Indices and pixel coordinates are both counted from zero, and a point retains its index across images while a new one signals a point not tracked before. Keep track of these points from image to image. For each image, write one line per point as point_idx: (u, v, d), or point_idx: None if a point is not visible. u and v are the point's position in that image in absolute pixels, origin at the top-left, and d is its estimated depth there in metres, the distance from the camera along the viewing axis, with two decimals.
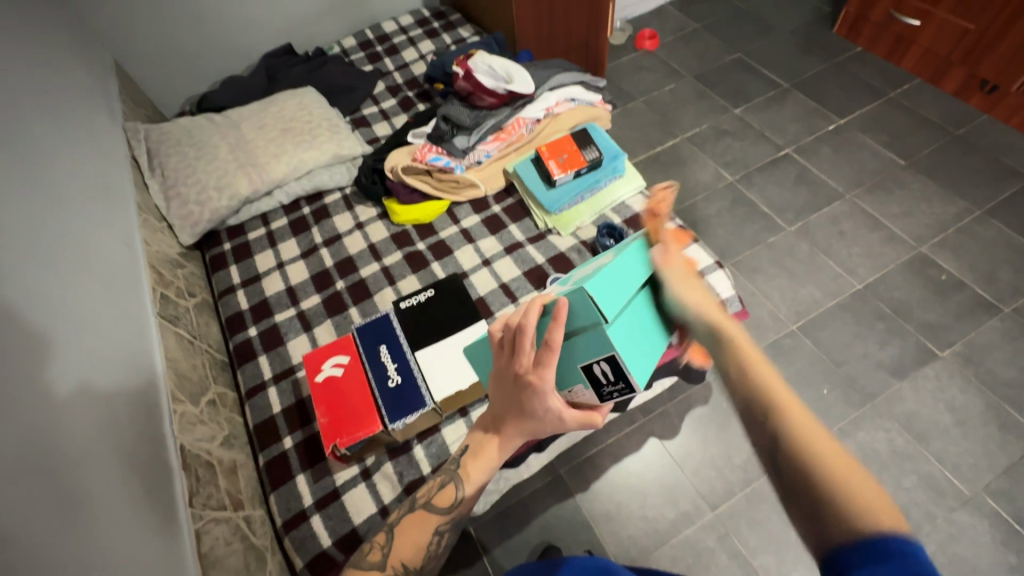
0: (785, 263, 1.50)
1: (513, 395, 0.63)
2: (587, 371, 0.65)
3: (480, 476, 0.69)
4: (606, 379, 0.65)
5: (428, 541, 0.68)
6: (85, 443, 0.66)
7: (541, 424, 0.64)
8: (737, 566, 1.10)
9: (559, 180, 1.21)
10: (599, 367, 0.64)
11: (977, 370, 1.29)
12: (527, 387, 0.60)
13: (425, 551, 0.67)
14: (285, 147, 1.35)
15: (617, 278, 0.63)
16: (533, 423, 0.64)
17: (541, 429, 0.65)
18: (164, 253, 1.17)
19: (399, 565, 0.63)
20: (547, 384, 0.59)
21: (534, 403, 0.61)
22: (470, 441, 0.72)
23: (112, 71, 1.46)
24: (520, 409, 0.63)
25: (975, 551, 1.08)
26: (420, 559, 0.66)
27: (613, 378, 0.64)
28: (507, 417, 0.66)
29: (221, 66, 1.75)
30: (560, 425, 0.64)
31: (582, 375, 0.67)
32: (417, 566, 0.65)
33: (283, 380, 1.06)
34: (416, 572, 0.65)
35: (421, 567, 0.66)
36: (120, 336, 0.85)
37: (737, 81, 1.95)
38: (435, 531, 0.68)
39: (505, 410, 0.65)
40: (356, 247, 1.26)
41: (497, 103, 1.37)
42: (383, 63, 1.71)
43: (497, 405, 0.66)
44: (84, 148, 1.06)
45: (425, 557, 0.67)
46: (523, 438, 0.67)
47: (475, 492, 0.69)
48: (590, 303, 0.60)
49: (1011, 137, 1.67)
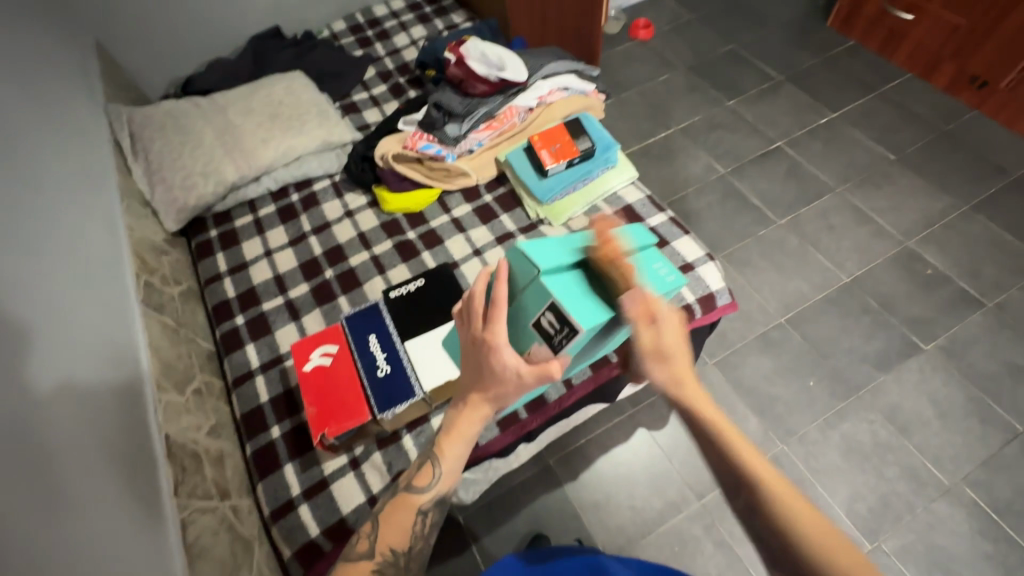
0: (775, 256, 1.51)
1: (474, 359, 0.67)
2: (539, 327, 0.72)
3: (457, 451, 0.68)
4: (553, 328, 0.70)
5: (413, 521, 0.67)
6: (66, 439, 0.65)
7: (502, 385, 0.65)
8: (723, 554, 1.12)
9: (551, 170, 1.20)
10: (546, 319, 0.71)
11: (959, 363, 1.32)
12: (482, 347, 0.65)
13: (412, 533, 0.67)
14: (274, 133, 1.32)
15: (544, 250, 0.75)
16: (494, 385, 0.65)
17: (503, 392, 0.65)
18: (149, 239, 1.14)
19: (387, 552, 0.64)
20: (498, 338, 0.64)
21: (487, 361, 0.64)
22: (442, 419, 0.71)
23: (94, 50, 1.42)
24: (481, 372, 0.66)
25: (953, 540, 1.11)
26: (406, 541, 0.66)
27: (558, 327, 0.69)
28: (472, 384, 0.67)
29: (206, 47, 1.70)
30: (520, 385, 0.64)
31: (536, 333, 0.73)
32: (406, 548, 0.66)
33: (270, 369, 1.05)
34: (405, 555, 0.65)
35: (409, 550, 0.66)
36: (102, 325, 0.83)
37: (731, 74, 1.94)
38: (419, 511, 0.68)
39: (469, 377, 0.68)
40: (345, 235, 1.25)
41: (489, 91, 1.33)
42: (374, 48, 1.68)
43: (464, 374, 0.69)
44: (63, 131, 1.03)
45: (413, 538, 0.67)
46: (490, 405, 0.67)
47: (454, 467, 0.68)
48: (524, 257, 0.73)
49: (998, 134, 1.69)
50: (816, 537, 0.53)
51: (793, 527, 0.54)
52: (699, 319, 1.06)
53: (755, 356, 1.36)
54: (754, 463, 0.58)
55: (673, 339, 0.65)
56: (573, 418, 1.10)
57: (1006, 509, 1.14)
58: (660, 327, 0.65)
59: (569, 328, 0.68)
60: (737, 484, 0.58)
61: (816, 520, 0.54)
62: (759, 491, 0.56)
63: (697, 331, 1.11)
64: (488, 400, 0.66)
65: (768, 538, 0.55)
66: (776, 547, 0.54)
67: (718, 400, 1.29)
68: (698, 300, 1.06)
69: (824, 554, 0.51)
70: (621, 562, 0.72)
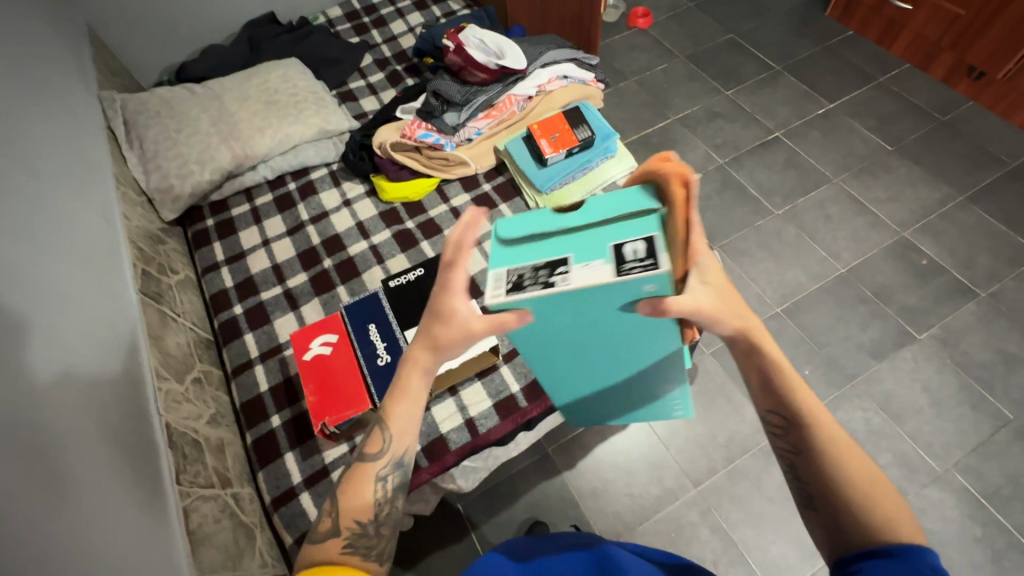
0: (772, 246, 1.52)
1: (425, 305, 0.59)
2: (615, 246, 0.53)
3: (402, 411, 0.58)
4: (631, 257, 0.52)
5: (373, 489, 0.59)
6: (66, 429, 0.64)
7: (449, 330, 0.56)
8: (718, 540, 1.13)
9: (550, 159, 1.20)
10: (630, 246, 0.52)
11: (953, 352, 1.33)
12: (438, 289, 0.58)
13: (376, 501, 0.59)
14: (270, 121, 1.31)
15: None
16: (439, 330, 0.57)
17: (448, 341, 0.56)
18: (145, 228, 1.13)
19: (352, 524, 0.56)
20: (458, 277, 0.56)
21: (441, 300, 0.56)
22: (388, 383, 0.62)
23: (87, 36, 1.39)
24: (427, 318, 0.58)
25: (944, 524, 1.13)
26: (370, 510, 0.58)
27: (645, 258, 0.51)
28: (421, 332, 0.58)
29: (200, 33, 1.68)
30: (466, 335, 0.56)
31: (604, 253, 0.53)
32: (372, 517, 0.57)
33: (270, 358, 1.05)
34: (371, 524, 0.57)
35: (377, 517, 0.58)
36: (101, 314, 0.82)
37: (730, 62, 1.93)
38: (377, 478, 0.59)
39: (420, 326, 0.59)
40: (343, 224, 1.24)
41: (489, 79, 1.32)
42: (371, 35, 1.66)
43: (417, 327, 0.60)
44: (55, 117, 1.01)
45: (377, 507, 0.59)
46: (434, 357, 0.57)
47: (405, 428, 0.59)
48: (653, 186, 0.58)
49: (995, 124, 1.70)
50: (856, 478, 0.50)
51: (832, 467, 0.52)
52: None
53: None
54: (808, 403, 0.54)
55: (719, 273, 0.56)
56: None
57: (996, 495, 1.16)
58: (704, 266, 0.55)
59: (657, 264, 0.50)
60: (784, 420, 0.55)
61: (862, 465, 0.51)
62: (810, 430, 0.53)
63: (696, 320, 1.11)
64: (433, 350, 0.58)
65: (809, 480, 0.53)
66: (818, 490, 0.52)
67: (714, 388, 1.30)
68: None
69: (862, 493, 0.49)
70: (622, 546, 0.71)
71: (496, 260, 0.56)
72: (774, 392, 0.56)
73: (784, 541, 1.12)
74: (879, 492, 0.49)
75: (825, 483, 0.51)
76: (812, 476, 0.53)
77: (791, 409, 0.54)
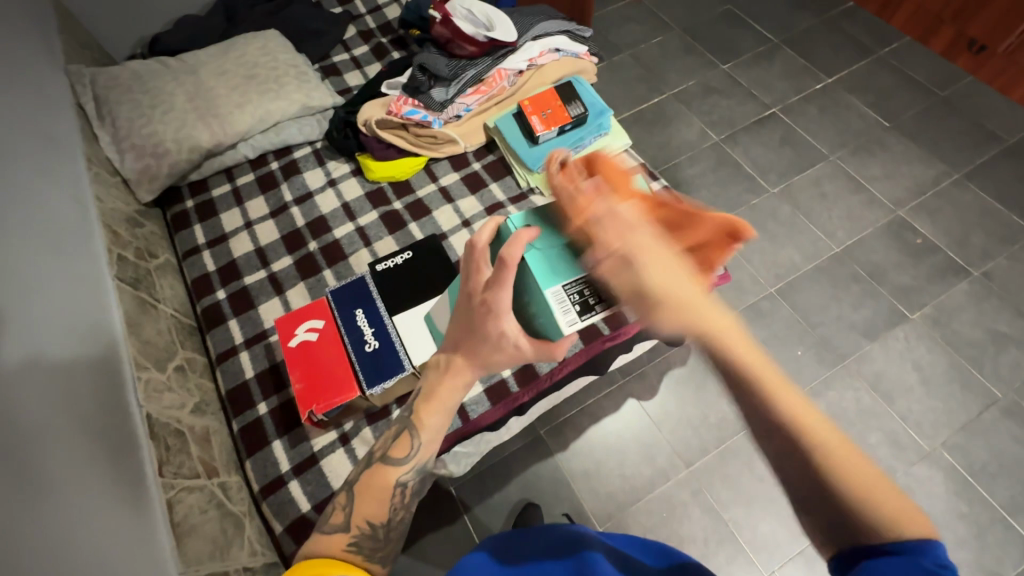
0: (766, 225, 1.50)
1: (465, 320, 0.62)
2: None
3: (437, 422, 0.65)
4: None
5: (391, 495, 0.64)
6: (35, 418, 0.62)
7: (497, 351, 0.61)
8: (708, 519, 1.14)
9: (542, 137, 1.16)
10: None
11: (944, 331, 1.33)
12: (482, 305, 0.59)
13: (391, 505, 0.64)
14: (250, 96, 1.25)
15: None
16: (484, 351, 0.61)
17: (496, 359, 0.62)
18: (120, 210, 1.09)
19: (363, 525, 0.61)
20: (502, 304, 0.58)
21: (487, 325, 0.60)
22: (420, 385, 0.67)
23: (50, 5, 1.31)
24: (474, 334, 0.61)
25: (931, 501, 1.14)
26: (384, 513, 0.63)
27: None
28: (461, 346, 0.63)
29: (174, 4, 1.60)
30: (516, 354, 0.62)
31: None
32: (385, 521, 0.63)
33: (254, 345, 1.03)
34: (383, 527, 0.62)
35: (388, 522, 0.63)
36: (74, 300, 0.79)
37: (727, 35, 1.88)
38: (397, 484, 0.64)
39: (460, 338, 0.62)
40: (328, 206, 1.20)
41: (477, 53, 1.28)
42: (354, 5, 1.58)
43: (454, 332, 0.63)
44: (19, 94, 0.95)
45: (391, 510, 0.64)
46: (475, 370, 0.63)
47: (434, 438, 0.65)
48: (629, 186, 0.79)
49: (993, 100, 1.67)
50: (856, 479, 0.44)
51: (833, 474, 0.45)
52: None
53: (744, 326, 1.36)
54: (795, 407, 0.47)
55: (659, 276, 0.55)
56: (566, 389, 1.08)
57: (982, 472, 1.17)
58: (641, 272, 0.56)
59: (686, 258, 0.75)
60: (768, 429, 0.48)
61: (856, 460, 0.45)
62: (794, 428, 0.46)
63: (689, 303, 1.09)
64: (473, 362, 0.62)
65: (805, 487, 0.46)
66: (807, 491, 0.46)
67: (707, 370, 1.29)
68: None
69: (865, 495, 0.44)
70: (607, 551, 0.68)
71: (549, 279, 0.68)
72: (750, 399, 0.49)
73: (773, 518, 1.14)
74: (885, 496, 0.44)
75: (825, 495, 0.45)
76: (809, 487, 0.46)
77: (773, 416, 0.47)
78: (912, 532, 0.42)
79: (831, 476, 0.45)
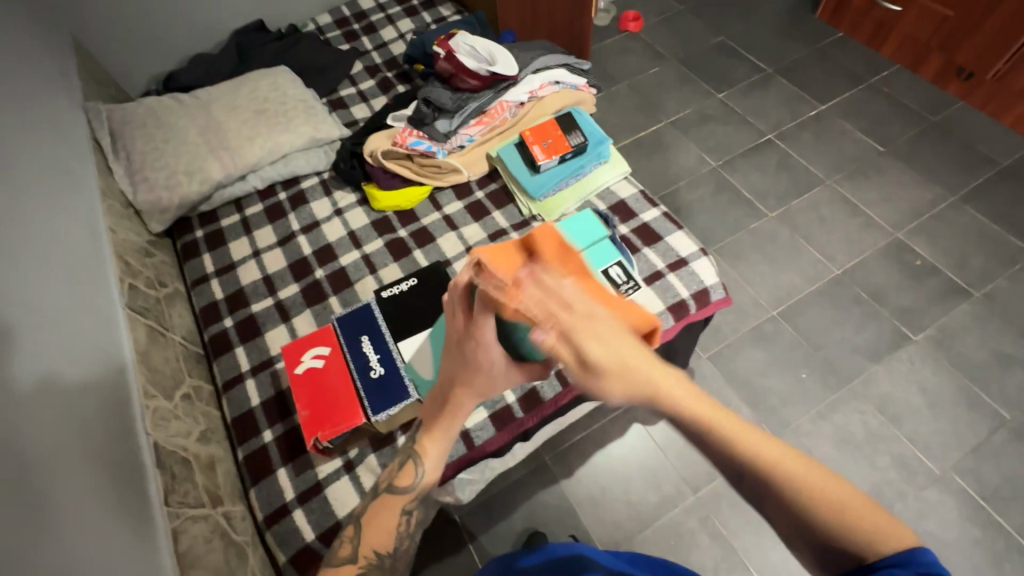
0: (765, 249, 1.52)
1: (457, 354, 0.63)
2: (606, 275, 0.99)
3: (439, 449, 0.65)
4: (620, 280, 0.99)
5: (397, 523, 0.65)
6: (43, 446, 0.62)
7: (490, 380, 0.63)
8: (716, 546, 1.13)
9: (543, 166, 1.20)
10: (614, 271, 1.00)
11: (949, 353, 1.33)
12: (469, 340, 0.61)
13: (398, 533, 0.65)
14: (260, 129, 1.30)
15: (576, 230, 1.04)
16: (478, 381, 0.62)
17: (490, 387, 0.63)
18: (132, 241, 1.11)
19: (371, 555, 0.61)
20: (485, 334, 0.60)
21: (476, 357, 0.61)
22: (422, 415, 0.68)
23: (70, 47, 1.38)
24: (465, 367, 0.62)
25: (945, 527, 1.12)
26: (392, 543, 0.63)
27: (625, 279, 0.99)
28: (456, 379, 0.63)
29: (187, 43, 1.66)
30: (509, 377, 0.63)
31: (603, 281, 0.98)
32: (391, 550, 0.63)
33: (261, 372, 1.03)
34: (391, 556, 0.62)
35: (395, 550, 0.63)
36: (84, 329, 0.80)
37: (722, 66, 1.93)
38: (404, 511, 0.65)
39: (453, 372, 0.63)
40: (334, 234, 1.22)
41: (479, 86, 1.33)
42: (361, 42, 1.65)
43: (446, 369, 0.65)
44: (40, 132, 1.00)
45: (398, 538, 0.65)
46: (473, 399, 0.64)
47: (438, 465, 0.65)
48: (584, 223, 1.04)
49: (984, 125, 1.71)
50: (834, 506, 0.44)
51: (794, 492, 0.45)
52: (694, 314, 1.05)
53: (747, 349, 1.36)
54: (750, 444, 0.46)
55: (602, 348, 0.50)
56: (570, 415, 1.08)
57: (994, 496, 1.15)
58: (587, 348, 0.50)
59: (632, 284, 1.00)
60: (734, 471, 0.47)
61: (801, 462, 0.46)
62: (756, 465, 0.46)
63: (693, 326, 1.10)
64: (469, 392, 0.63)
65: (782, 520, 0.46)
66: (785, 523, 0.46)
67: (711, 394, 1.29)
68: (691, 296, 1.05)
69: (834, 513, 0.44)
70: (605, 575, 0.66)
71: None
72: (713, 450, 0.47)
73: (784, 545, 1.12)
74: (865, 520, 0.44)
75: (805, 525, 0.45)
76: (784, 513, 0.46)
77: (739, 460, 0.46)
78: (889, 547, 0.43)
79: (805, 505, 0.44)
